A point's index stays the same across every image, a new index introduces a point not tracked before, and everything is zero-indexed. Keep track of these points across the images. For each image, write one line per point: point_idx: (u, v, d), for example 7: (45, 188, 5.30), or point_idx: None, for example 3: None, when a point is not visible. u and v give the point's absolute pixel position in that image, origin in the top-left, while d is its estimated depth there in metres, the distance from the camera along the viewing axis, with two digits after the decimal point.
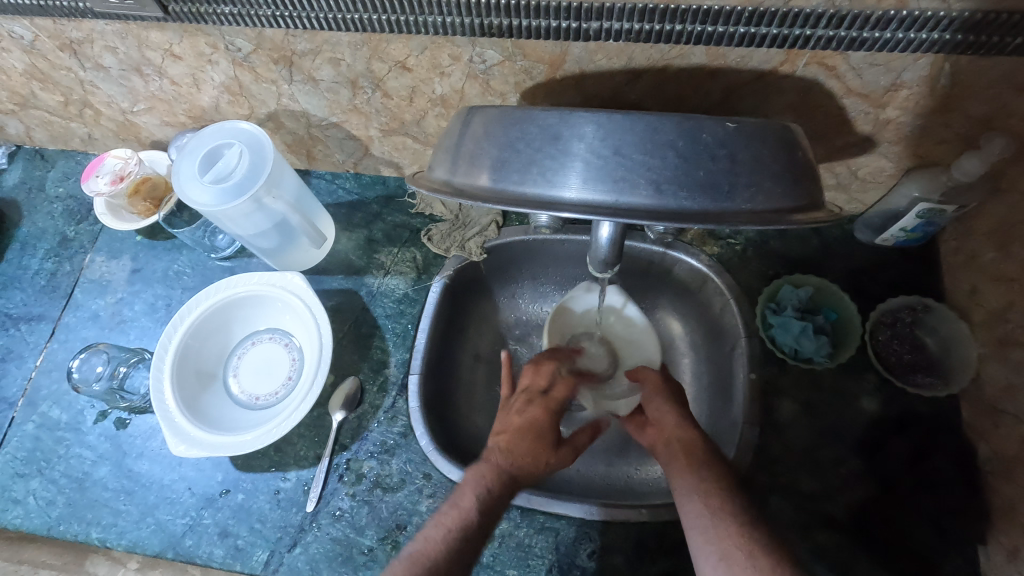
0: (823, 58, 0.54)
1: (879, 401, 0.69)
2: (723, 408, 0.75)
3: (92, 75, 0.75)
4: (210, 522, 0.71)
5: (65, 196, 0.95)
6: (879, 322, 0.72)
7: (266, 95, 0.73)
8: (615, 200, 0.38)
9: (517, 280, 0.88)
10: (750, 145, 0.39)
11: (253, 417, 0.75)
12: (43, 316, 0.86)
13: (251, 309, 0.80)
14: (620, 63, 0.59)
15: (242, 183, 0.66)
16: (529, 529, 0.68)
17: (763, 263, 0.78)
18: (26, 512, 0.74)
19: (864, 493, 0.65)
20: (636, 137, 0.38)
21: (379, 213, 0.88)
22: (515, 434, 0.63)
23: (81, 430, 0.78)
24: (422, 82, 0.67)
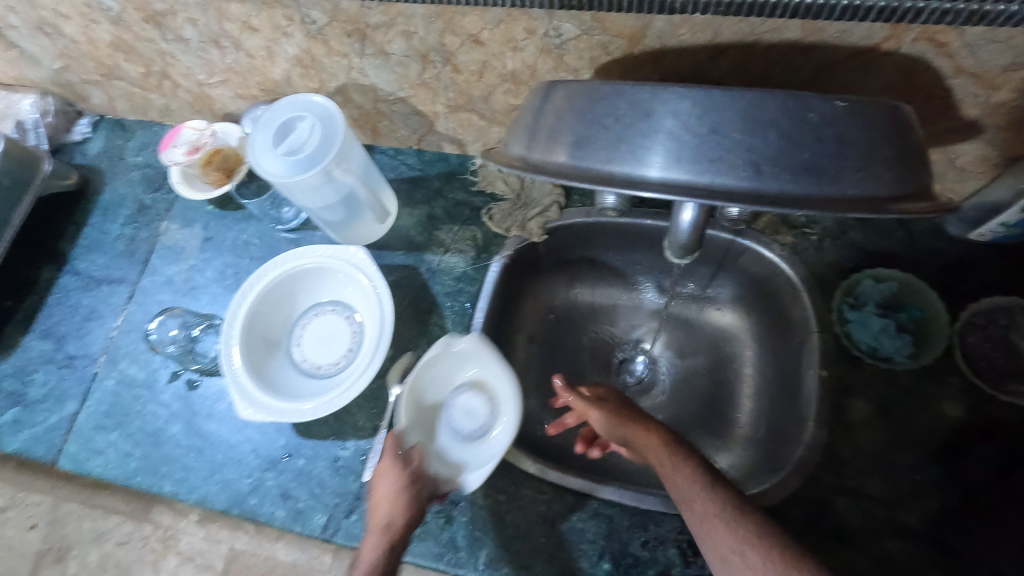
0: (935, 33, 0.50)
1: (965, 407, 0.65)
2: (790, 404, 0.71)
3: (172, 47, 0.77)
4: (273, 484, 0.74)
5: (143, 164, 0.99)
6: (969, 323, 0.67)
7: (337, 68, 0.74)
8: (708, 182, 0.36)
9: (576, 262, 0.86)
10: (860, 126, 0.36)
11: (315, 386, 0.77)
12: (123, 279, 0.90)
13: (315, 281, 0.81)
14: (705, 38, 0.56)
15: (314, 156, 0.67)
16: (583, 514, 0.68)
17: (841, 255, 0.74)
18: (106, 462, 0.79)
19: (941, 503, 0.62)
20: (736, 114, 0.36)
21: (440, 190, 0.88)
22: (375, 487, 0.62)
23: (156, 388, 0.82)
24: (494, 56, 0.65)
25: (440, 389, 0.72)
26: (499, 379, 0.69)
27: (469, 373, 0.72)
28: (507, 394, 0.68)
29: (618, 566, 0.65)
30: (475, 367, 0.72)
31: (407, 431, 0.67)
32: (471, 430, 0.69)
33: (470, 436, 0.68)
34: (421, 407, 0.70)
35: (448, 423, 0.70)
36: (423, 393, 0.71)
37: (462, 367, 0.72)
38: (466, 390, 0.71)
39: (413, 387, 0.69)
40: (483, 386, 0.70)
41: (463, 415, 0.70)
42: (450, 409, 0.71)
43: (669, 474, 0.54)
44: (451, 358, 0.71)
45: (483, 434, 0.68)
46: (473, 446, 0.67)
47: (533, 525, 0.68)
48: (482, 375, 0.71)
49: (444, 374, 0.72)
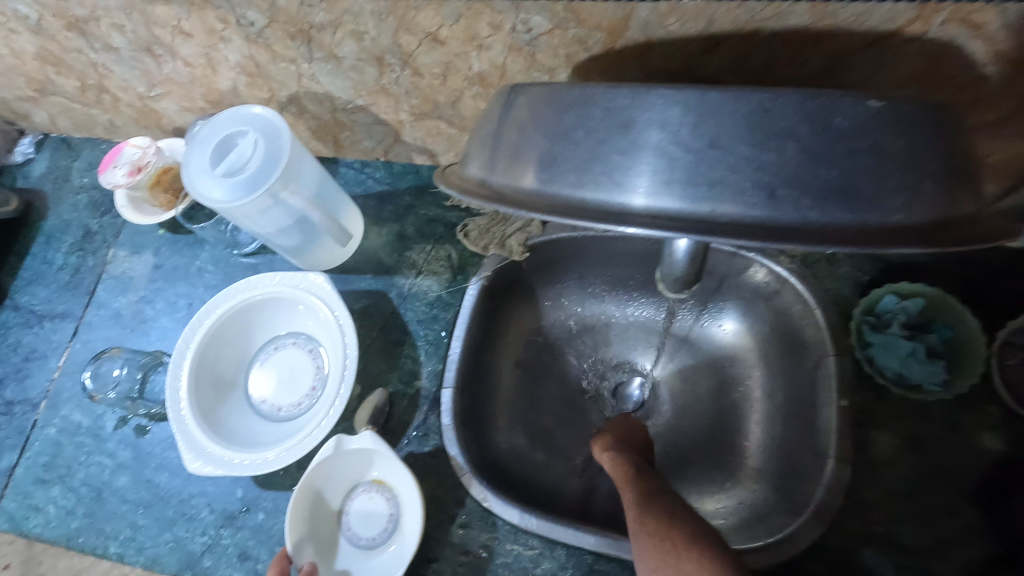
0: (969, 12, 0.42)
1: (1005, 439, 0.57)
2: (806, 438, 0.64)
3: (103, 57, 0.69)
4: (229, 543, 0.66)
5: (90, 186, 0.91)
6: (1009, 342, 0.59)
7: (286, 75, 0.66)
8: (707, 211, 0.28)
9: (562, 279, 0.78)
10: (902, 133, 0.28)
11: (275, 431, 0.69)
12: (67, 314, 0.82)
13: (274, 312, 0.73)
14: (697, 27, 0.48)
15: (256, 177, 0.59)
16: (576, 571, 0.60)
17: (856, 267, 0.66)
18: (46, 521, 0.71)
19: (985, 553, 0.54)
20: (742, 123, 0.28)
21: (411, 205, 0.80)
22: None
23: (101, 436, 0.74)
24: (457, 57, 0.57)
25: (336, 493, 0.65)
26: (402, 478, 0.63)
27: (368, 472, 0.66)
28: (409, 493, 0.63)
29: None
30: (375, 464, 0.66)
31: (300, 546, 0.60)
32: (372, 536, 0.63)
33: (369, 543, 0.63)
34: (315, 518, 0.63)
35: (345, 532, 0.63)
36: (317, 501, 0.63)
37: (360, 466, 0.66)
38: (364, 491, 0.65)
39: (304, 496, 0.62)
40: (384, 483, 0.65)
41: (361, 520, 0.64)
42: (346, 516, 0.64)
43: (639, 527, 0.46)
44: (350, 459, 0.64)
45: (386, 538, 0.62)
46: (375, 554, 0.62)
47: None
48: (381, 473, 0.66)
49: (345, 472, 0.65)
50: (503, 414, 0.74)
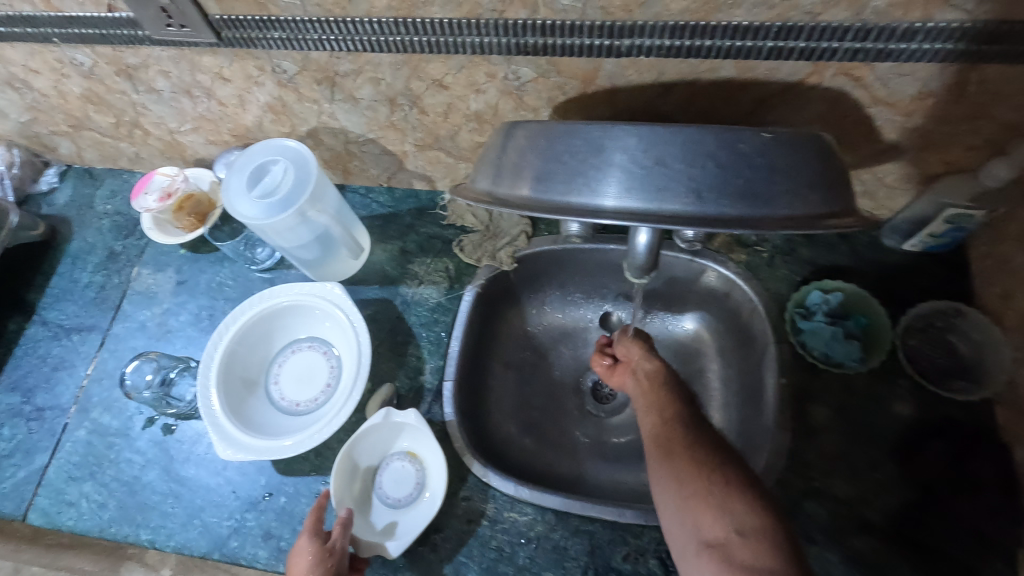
0: (850, 68, 0.56)
1: (914, 406, 0.70)
2: (754, 413, 0.75)
3: (144, 97, 0.80)
4: (255, 525, 0.74)
5: (113, 212, 0.99)
6: (911, 327, 0.73)
7: (308, 113, 0.77)
8: (657, 208, 0.40)
9: (546, 288, 0.90)
10: (787, 154, 0.41)
11: (294, 423, 0.78)
12: (94, 327, 0.90)
13: (292, 318, 0.83)
14: (651, 78, 0.61)
15: (288, 198, 0.69)
16: (565, 532, 0.70)
17: (790, 269, 0.79)
18: (79, 514, 0.77)
19: (900, 498, 0.66)
20: (678, 148, 0.40)
21: (412, 225, 0.91)
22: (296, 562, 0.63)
23: (130, 435, 0.81)
24: (458, 98, 0.69)
25: (375, 457, 0.76)
26: (431, 449, 0.75)
27: (401, 444, 0.77)
28: (436, 463, 0.74)
29: None
30: (408, 437, 0.77)
31: (343, 493, 0.71)
32: (398, 497, 0.73)
33: (396, 502, 0.73)
34: (355, 475, 0.74)
35: (377, 491, 0.74)
36: (357, 460, 0.75)
37: (397, 439, 0.77)
38: (398, 459, 0.76)
39: (348, 455, 0.73)
40: (415, 455, 0.76)
41: (393, 483, 0.74)
42: (381, 476, 0.75)
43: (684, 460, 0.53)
44: (391, 429, 0.76)
45: (411, 500, 0.73)
46: (402, 513, 0.72)
47: (517, 547, 0.69)
48: (414, 446, 0.77)
49: (387, 439, 0.77)
50: (495, 406, 0.84)
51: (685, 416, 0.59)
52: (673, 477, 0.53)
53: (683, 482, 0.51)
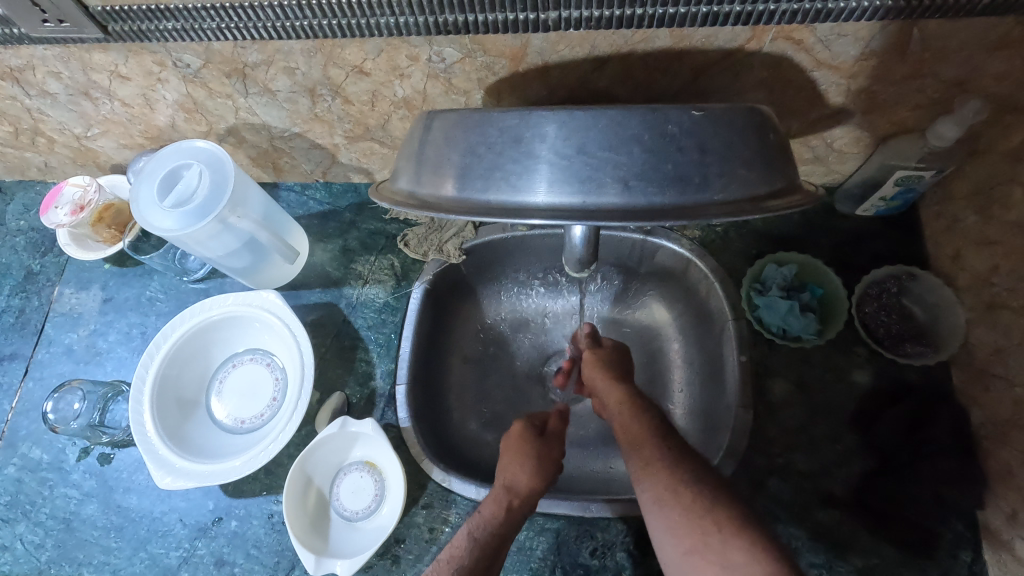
0: (790, 31, 0.53)
1: (871, 373, 0.69)
2: (716, 392, 0.74)
3: (39, 102, 0.72)
4: (205, 552, 0.70)
5: (27, 228, 0.91)
6: (865, 294, 0.72)
7: (223, 110, 0.71)
8: (583, 201, 0.37)
9: (500, 277, 0.87)
10: (719, 133, 0.37)
11: (240, 442, 0.73)
12: (16, 355, 0.83)
13: (229, 331, 0.78)
14: (584, 51, 0.57)
15: (205, 205, 0.63)
16: (530, 531, 0.68)
17: (745, 243, 0.77)
18: (14, 557, 0.72)
19: (861, 468, 0.66)
20: (601, 133, 0.37)
21: (352, 221, 0.86)
22: None
23: (64, 469, 0.76)
24: (382, 85, 0.64)
25: (330, 469, 0.72)
26: (391, 463, 0.70)
27: (360, 454, 0.73)
28: (396, 474, 0.70)
29: None
30: (368, 447, 0.73)
31: (296, 507, 0.67)
32: (355, 510, 0.70)
33: (353, 515, 0.70)
34: (309, 487, 0.70)
35: (333, 503, 0.70)
36: (310, 475, 0.70)
37: (353, 449, 0.73)
38: (356, 469, 0.72)
39: (300, 470, 0.69)
40: (374, 466, 0.72)
41: (350, 495, 0.70)
42: (338, 488, 0.71)
43: (670, 505, 0.50)
44: (346, 438, 0.72)
45: (368, 514, 0.69)
46: (358, 526, 0.69)
47: None
48: (372, 456, 0.72)
49: (343, 448, 0.73)
50: (454, 404, 0.82)
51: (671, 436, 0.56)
52: (666, 517, 0.50)
53: (679, 536, 0.48)
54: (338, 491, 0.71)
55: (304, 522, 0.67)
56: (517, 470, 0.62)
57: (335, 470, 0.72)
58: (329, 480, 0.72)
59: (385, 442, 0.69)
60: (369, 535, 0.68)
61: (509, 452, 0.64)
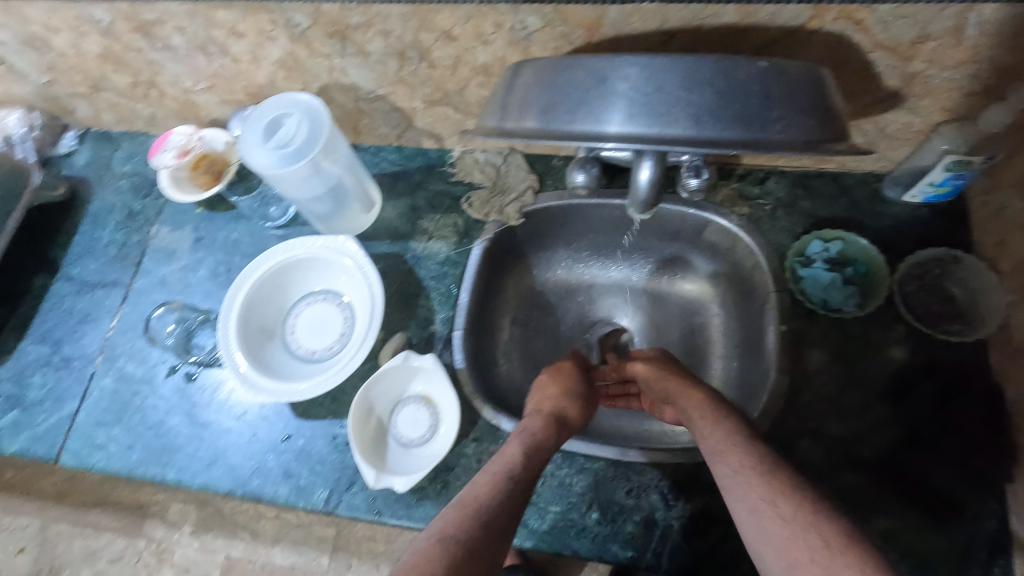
0: (851, 11, 0.58)
1: (908, 349, 0.72)
2: (753, 362, 0.80)
3: (160, 55, 0.82)
4: (275, 465, 0.78)
5: (131, 173, 1.02)
6: (908, 274, 0.75)
7: (319, 69, 0.79)
8: (657, 132, 0.42)
9: (551, 246, 0.94)
10: (781, 84, 0.43)
11: (312, 370, 0.81)
12: (117, 282, 0.93)
13: (308, 271, 0.85)
14: (654, 25, 0.62)
15: (302, 148, 0.71)
16: (570, 469, 0.73)
17: (791, 222, 0.81)
18: (108, 456, 0.82)
19: (891, 436, 0.69)
20: (679, 76, 0.42)
21: (421, 181, 0.93)
22: None
23: (154, 383, 0.85)
24: (465, 51, 0.71)
25: (390, 400, 0.79)
26: (447, 397, 0.78)
27: (417, 388, 0.80)
28: (451, 410, 0.77)
29: (606, 514, 0.70)
30: (424, 383, 0.80)
31: (360, 428, 0.75)
32: (411, 437, 0.77)
33: (408, 442, 0.77)
34: (371, 414, 0.77)
35: (391, 429, 0.78)
36: (373, 402, 0.78)
37: (411, 384, 0.80)
38: (413, 402, 0.79)
39: (364, 397, 0.76)
40: (430, 402, 0.79)
41: (407, 424, 0.78)
42: (396, 417, 0.78)
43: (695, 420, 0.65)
44: (407, 372, 0.79)
45: (423, 441, 0.76)
46: (413, 451, 0.76)
47: None
48: (429, 392, 0.80)
49: (402, 383, 0.80)
50: (504, 358, 0.89)
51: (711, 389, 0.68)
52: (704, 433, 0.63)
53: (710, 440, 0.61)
54: (395, 419, 0.78)
55: (367, 443, 0.74)
56: (567, 406, 0.72)
57: (393, 401, 0.79)
58: (388, 409, 0.79)
59: (445, 376, 0.76)
60: (420, 462, 0.75)
61: (557, 390, 0.74)
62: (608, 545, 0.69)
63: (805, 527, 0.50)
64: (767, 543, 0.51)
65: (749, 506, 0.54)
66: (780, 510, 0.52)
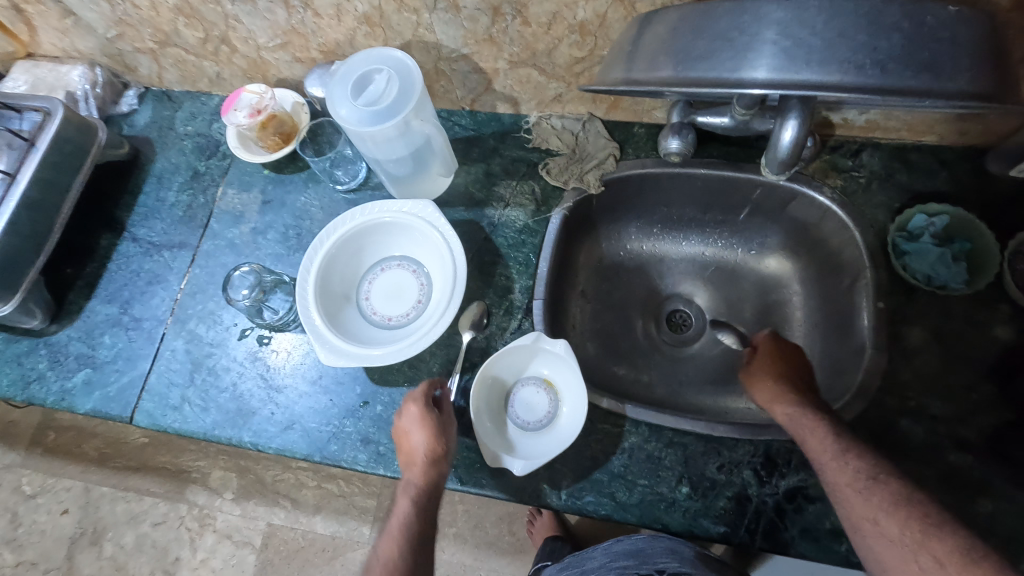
0: None
1: (1015, 330, 0.70)
2: (841, 340, 0.77)
3: (239, 8, 0.79)
4: (353, 430, 0.77)
5: (194, 133, 1.00)
6: (1019, 251, 0.72)
7: (405, 25, 0.76)
8: (839, 79, 0.41)
9: (624, 217, 0.91)
10: (968, 31, 0.42)
11: (389, 335, 0.79)
12: (184, 244, 0.92)
13: (383, 236, 0.83)
14: None
15: (393, 106, 0.69)
16: (658, 443, 0.72)
17: (888, 196, 0.78)
18: (183, 417, 0.81)
19: (998, 418, 0.67)
20: (861, 19, 0.41)
21: (496, 147, 0.90)
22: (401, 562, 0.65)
23: (227, 346, 0.84)
24: (566, 6, 0.68)
25: (509, 379, 0.77)
26: (571, 387, 0.74)
27: (540, 370, 0.77)
28: (574, 398, 0.73)
29: (697, 489, 0.69)
30: (548, 366, 0.77)
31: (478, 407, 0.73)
32: (527, 420, 0.75)
33: (524, 425, 0.74)
34: (489, 392, 0.75)
35: (508, 409, 0.75)
36: (493, 381, 0.75)
37: (534, 364, 0.77)
38: (533, 384, 0.76)
39: (484, 374, 0.74)
40: (551, 386, 0.76)
41: (525, 406, 0.75)
42: (514, 397, 0.76)
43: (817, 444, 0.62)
44: (532, 354, 0.76)
45: (540, 426, 0.74)
46: (529, 435, 0.73)
47: (612, 456, 0.72)
48: (551, 376, 0.76)
49: (523, 364, 0.77)
50: (574, 331, 0.87)
51: (844, 435, 0.62)
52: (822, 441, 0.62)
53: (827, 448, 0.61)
54: (512, 400, 0.76)
55: (486, 421, 0.73)
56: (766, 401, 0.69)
57: (511, 380, 0.77)
58: (505, 388, 0.77)
59: (575, 366, 0.72)
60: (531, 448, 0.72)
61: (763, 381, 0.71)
62: (700, 519, 0.68)
63: (913, 544, 0.54)
64: (875, 558, 0.56)
65: (858, 523, 0.57)
66: (884, 528, 0.56)
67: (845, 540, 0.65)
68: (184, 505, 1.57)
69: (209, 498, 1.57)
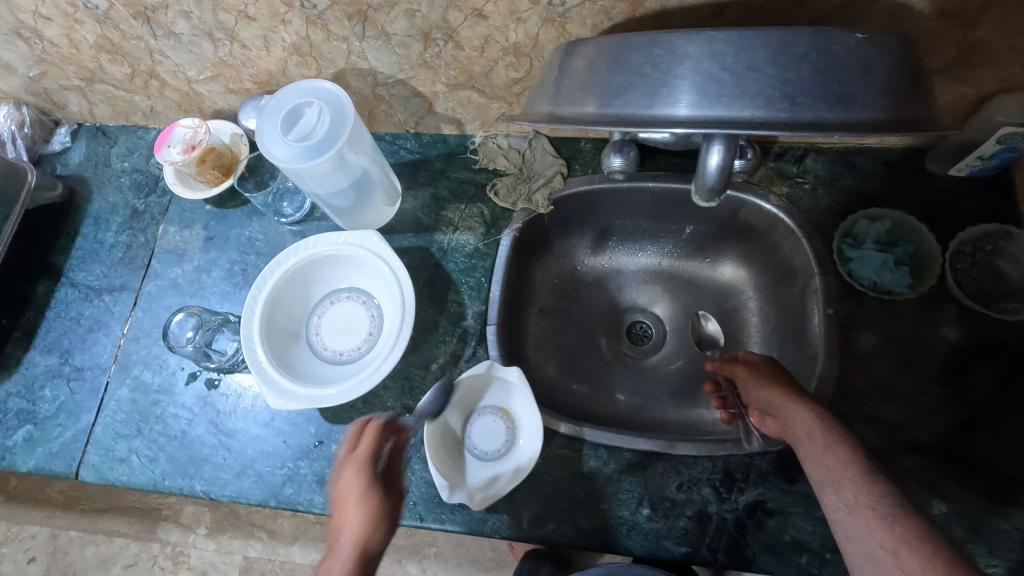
0: None
1: (961, 330, 0.70)
2: (796, 347, 0.77)
3: (162, 43, 0.76)
4: (308, 472, 0.75)
5: (131, 169, 0.96)
6: (959, 251, 0.73)
7: (336, 53, 0.74)
8: (751, 113, 0.43)
9: (577, 232, 0.90)
10: (877, 56, 0.43)
11: (341, 372, 0.77)
12: (126, 286, 0.89)
13: (329, 268, 0.81)
14: None
15: (325, 140, 0.67)
16: (617, 466, 0.71)
17: (833, 201, 0.79)
18: (131, 469, 0.78)
19: (950, 418, 0.67)
20: (771, 53, 0.42)
21: (443, 170, 0.89)
22: None
23: (174, 393, 0.82)
24: (497, 29, 0.67)
25: (465, 410, 0.76)
26: (527, 412, 0.73)
27: (495, 399, 0.76)
28: (529, 423, 0.73)
29: (657, 510, 0.68)
30: (504, 394, 0.76)
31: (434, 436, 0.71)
32: (484, 451, 0.73)
33: (482, 456, 0.73)
34: (445, 422, 0.73)
35: (464, 440, 0.74)
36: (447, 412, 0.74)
37: (489, 393, 0.76)
38: (489, 413, 0.75)
39: (438, 406, 0.72)
40: (508, 413, 0.75)
41: (482, 436, 0.74)
42: (471, 428, 0.75)
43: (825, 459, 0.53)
44: (486, 382, 0.75)
45: (497, 456, 0.72)
46: (487, 466, 0.72)
47: (572, 481, 0.71)
48: (507, 404, 0.76)
49: (478, 394, 0.76)
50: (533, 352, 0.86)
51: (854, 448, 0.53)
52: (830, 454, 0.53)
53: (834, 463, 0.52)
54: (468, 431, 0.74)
55: (442, 454, 0.71)
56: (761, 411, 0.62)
57: (467, 411, 0.76)
58: (461, 419, 0.75)
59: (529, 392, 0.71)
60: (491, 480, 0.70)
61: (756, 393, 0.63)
62: (662, 541, 0.67)
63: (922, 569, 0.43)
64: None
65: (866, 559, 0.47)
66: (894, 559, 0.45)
67: (805, 552, 0.65)
68: (156, 543, 1.53)
69: (182, 535, 1.53)
